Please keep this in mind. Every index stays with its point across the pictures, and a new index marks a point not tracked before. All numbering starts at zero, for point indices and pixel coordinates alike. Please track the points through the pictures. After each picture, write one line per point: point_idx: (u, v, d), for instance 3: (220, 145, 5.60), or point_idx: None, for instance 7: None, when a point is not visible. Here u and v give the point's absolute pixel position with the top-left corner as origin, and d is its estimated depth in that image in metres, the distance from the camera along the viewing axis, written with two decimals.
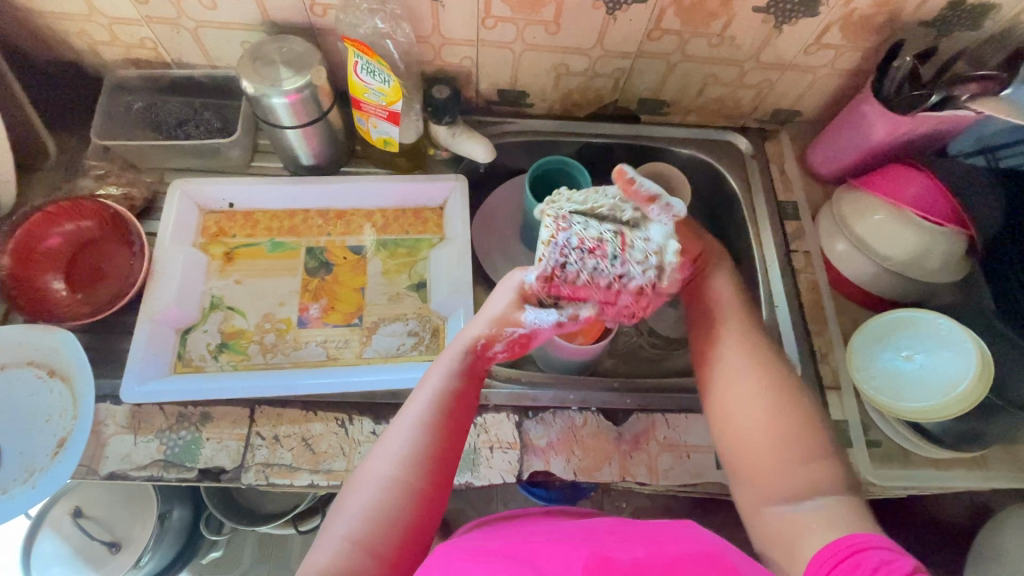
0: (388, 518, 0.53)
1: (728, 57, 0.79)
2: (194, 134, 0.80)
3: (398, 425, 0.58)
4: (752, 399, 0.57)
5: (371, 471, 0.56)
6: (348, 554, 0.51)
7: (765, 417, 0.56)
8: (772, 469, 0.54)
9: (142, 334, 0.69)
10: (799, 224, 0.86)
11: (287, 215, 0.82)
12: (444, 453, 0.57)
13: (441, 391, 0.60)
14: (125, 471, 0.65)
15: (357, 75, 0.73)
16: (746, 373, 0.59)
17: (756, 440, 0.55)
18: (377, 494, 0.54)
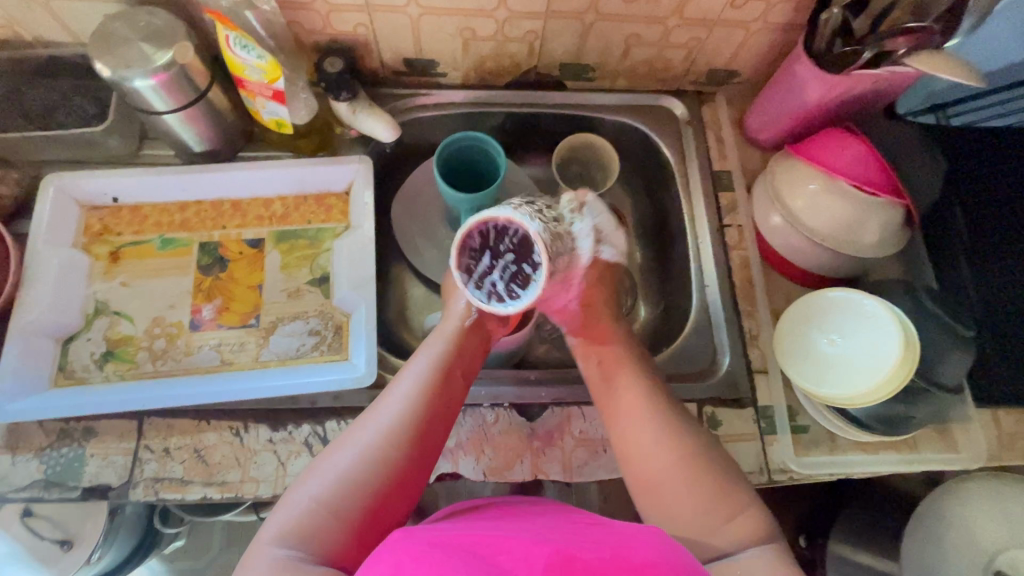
0: (364, 484, 0.51)
1: (648, 15, 0.71)
2: (67, 123, 0.73)
3: (389, 395, 0.57)
4: (653, 442, 0.57)
5: (356, 435, 0.54)
6: (314, 517, 0.50)
7: (671, 457, 0.56)
8: (671, 487, 0.55)
9: (13, 348, 0.64)
10: (733, 197, 0.80)
11: (178, 208, 0.76)
12: (430, 433, 0.56)
13: (433, 368, 0.59)
14: (3, 493, 0.61)
15: (232, 51, 0.65)
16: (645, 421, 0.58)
17: (671, 484, 0.55)
18: (355, 462, 0.52)
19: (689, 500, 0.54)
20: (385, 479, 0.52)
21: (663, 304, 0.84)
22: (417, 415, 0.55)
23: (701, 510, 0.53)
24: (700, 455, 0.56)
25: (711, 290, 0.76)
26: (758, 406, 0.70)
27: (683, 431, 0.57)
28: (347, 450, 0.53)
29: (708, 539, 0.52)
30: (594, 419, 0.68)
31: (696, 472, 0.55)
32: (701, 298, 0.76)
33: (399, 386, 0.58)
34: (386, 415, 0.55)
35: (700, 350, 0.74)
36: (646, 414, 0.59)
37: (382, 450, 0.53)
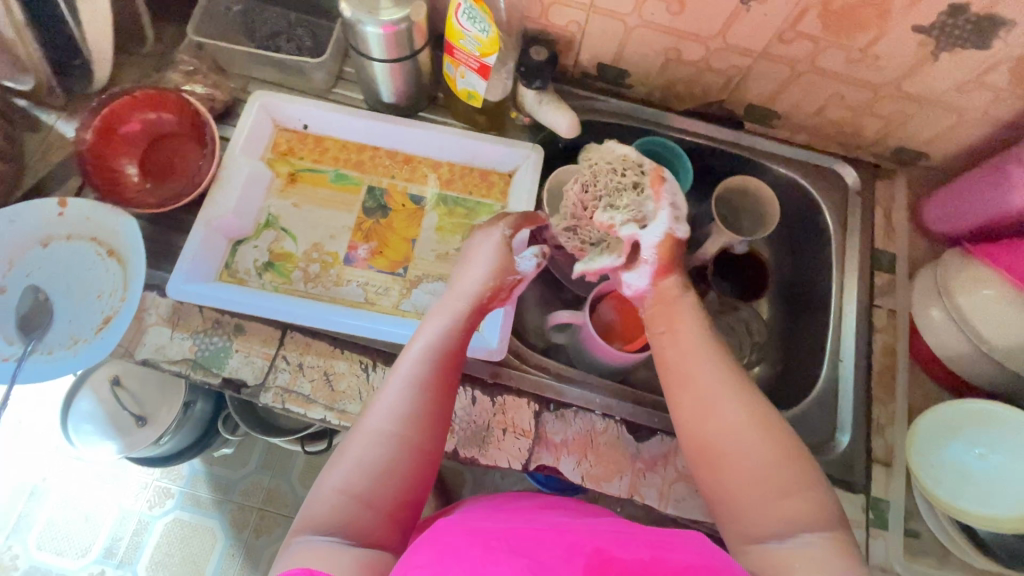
0: (388, 469, 0.53)
1: (864, 78, 0.70)
2: (284, 48, 0.79)
3: (391, 380, 0.58)
4: (721, 410, 0.55)
5: (364, 424, 0.56)
6: (345, 506, 0.51)
7: (735, 425, 0.54)
8: (725, 455, 0.53)
9: (196, 237, 0.70)
10: (890, 279, 0.78)
11: (356, 149, 0.80)
12: (440, 404, 0.57)
13: (434, 344, 0.60)
14: (157, 361, 0.67)
15: (457, 19, 0.68)
16: (716, 389, 0.56)
17: (728, 454, 0.53)
18: (375, 449, 0.53)
19: (734, 472, 0.52)
20: (406, 460, 0.53)
21: (782, 365, 0.82)
22: (422, 398, 0.56)
23: (755, 489, 0.51)
24: (738, 427, 0.53)
25: (844, 365, 0.74)
26: (871, 496, 0.67)
27: (726, 394, 0.55)
28: (362, 441, 0.54)
29: (755, 519, 0.50)
30: None
31: (759, 451, 0.52)
32: (832, 371, 0.74)
33: (400, 367, 0.59)
34: (392, 403, 0.56)
35: (819, 421, 0.72)
36: (696, 377, 0.57)
37: (392, 432, 0.54)
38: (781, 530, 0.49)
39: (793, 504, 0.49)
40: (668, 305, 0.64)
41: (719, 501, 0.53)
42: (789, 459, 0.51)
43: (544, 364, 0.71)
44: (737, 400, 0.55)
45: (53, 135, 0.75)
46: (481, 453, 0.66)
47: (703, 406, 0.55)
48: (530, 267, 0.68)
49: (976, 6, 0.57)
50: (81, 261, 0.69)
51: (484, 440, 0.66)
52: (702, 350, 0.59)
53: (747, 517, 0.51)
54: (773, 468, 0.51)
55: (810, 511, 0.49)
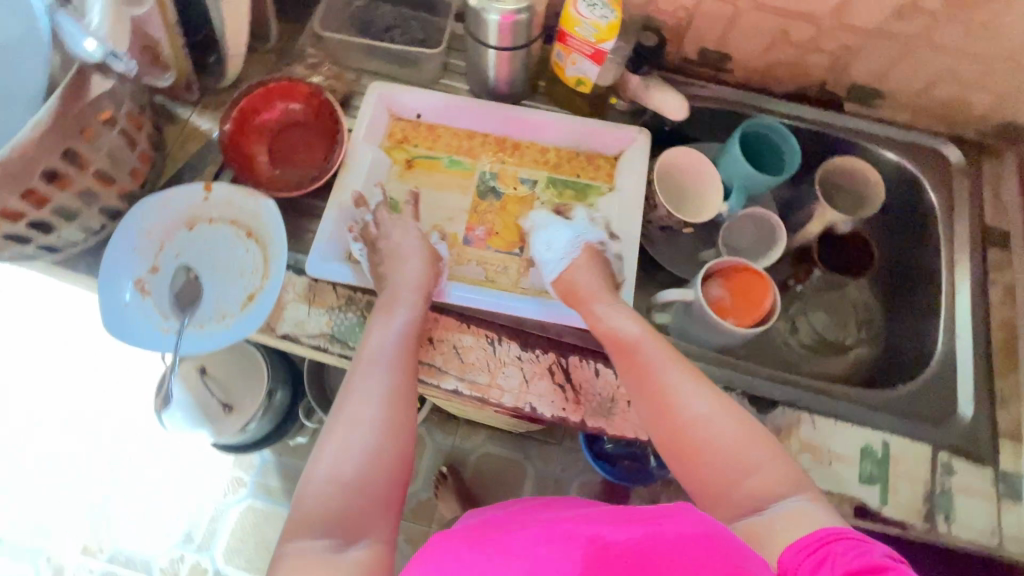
0: (372, 458, 0.56)
1: (981, 51, 0.71)
2: (399, 41, 0.83)
3: (357, 391, 0.60)
4: (698, 403, 0.59)
5: (339, 434, 0.57)
6: (331, 495, 0.54)
7: (705, 413, 0.58)
8: (703, 447, 0.57)
9: (329, 217, 0.74)
10: (1002, 254, 0.78)
11: (466, 135, 0.82)
12: (407, 398, 0.61)
13: (397, 342, 0.64)
14: (297, 335, 0.71)
15: (575, 7, 0.71)
16: (685, 384, 0.61)
17: (711, 446, 0.57)
18: (364, 441, 0.56)
19: (703, 458, 0.57)
20: (381, 444, 0.57)
21: (888, 343, 0.83)
22: (392, 392, 0.60)
23: (722, 465, 0.56)
24: (702, 417, 0.58)
25: (962, 340, 0.74)
26: (1001, 468, 0.67)
27: (691, 389, 0.60)
28: (342, 437, 0.57)
29: (731, 497, 0.55)
30: (824, 429, 0.68)
31: (729, 433, 0.57)
32: (950, 345, 0.74)
33: (370, 368, 0.62)
34: (365, 411, 0.58)
35: (938, 394, 0.72)
36: (644, 365, 0.63)
37: (371, 439, 0.57)
38: (757, 505, 0.54)
39: (762, 479, 0.54)
40: (590, 301, 0.69)
41: (702, 491, 0.57)
42: (746, 436, 0.57)
43: None
44: (698, 392, 0.60)
45: (188, 126, 0.79)
46: (608, 422, 0.68)
47: (677, 404, 0.60)
48: (551, 259, 0.73)
49: None
50: (224, 241, 0.74)
51: (610, 411, 0.68)
52: (667, 355, 0.63)
53: (725, 496, 0.55)
54: (745, 449, 0.56)
55: (781, 482, 0.54)
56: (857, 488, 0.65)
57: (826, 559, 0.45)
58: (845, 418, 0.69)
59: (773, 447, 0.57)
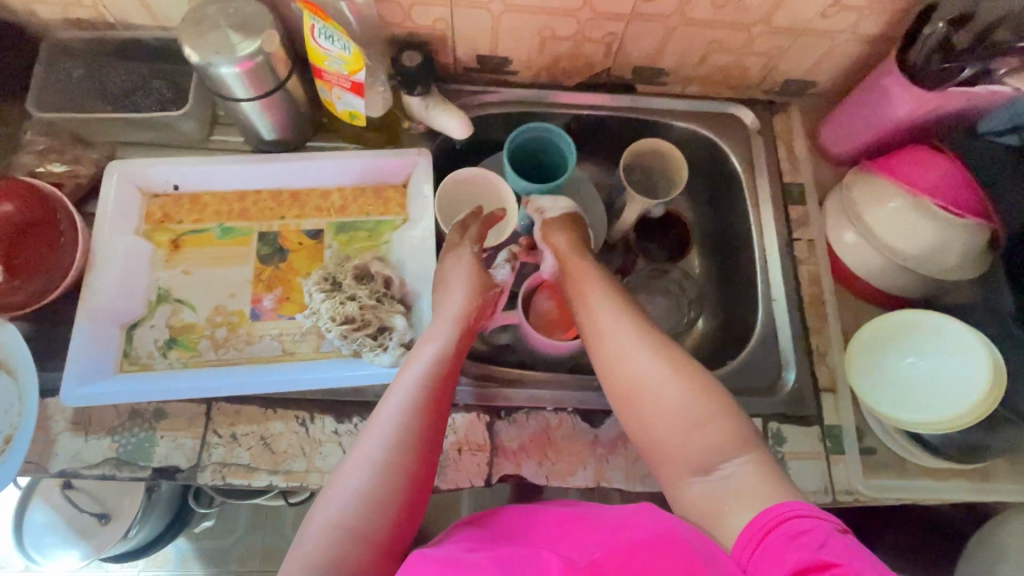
0: (383, 498, 0.51)
1: (735, 21, 0.69)
2: (143, 106, 0.73)
3: (375, 415, 0.56)
4: (638, 356, 0.59)
5: (353, 454, 0.54)
6: (339, 542, 0.49)
7: (649, 366, 0.58)
8: (653, 408, 0.56)
9: (82, 333, 0.65)
10: (804, 210, 0.79)
11: (237, 198, 0.75)
12: (427, 429, 0.56)
13: (426, 366, 0.59)
14: (76, 470, 0.62)
15: (315, 41, 0.64)
16: (631, 336, 0.60)
17: (663, 403, 0.56)
18: (370, 478, 0.52)
19: (656, 418, 0.56)
20: (393, 484, 0.52)
21: (724, 313, 0.83)
22: (410, 429, 0.54)
23: (680, 425, 0.55)
24: (652, 375, 0.57)
25: (778, 304, 0.75)
26: (825, 424, 0.68)
27: (638, 345, 0.59)
28: (354, 470, 0.52)
29: (679, 458, 0.54)
30: None
31: (676, 389, 0.56)
32: (767, 312, 0.75)
33: (392, 394, 0.57)
34: (385, 428, 0.54)
35: (764, 362, 0.73)
36: (606, 323, 0.62)
37: (387, 464, 0.53)
38: (706, 466, 0.53)
39: (715, 433, 0.53)
40: (577, 276, 0.67)
41: (651, 452, 0.57)
42: (701, 396, 0.55)
43: (487, 372, 0.69)
44: (647, 349, 0.59)
45: None
46: (440, 479, 0.64)
47: (628, 361, 0.59)
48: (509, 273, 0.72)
49: None
50: None
51: (441, 466, 0.64)
52: (617, 308, 0.63)
53: (674, 458, 0.54)
54: (695, 408, 0.55)
55: (733, 440, 0.53)
56: None
57: (772, 548, 0.45)
58: None
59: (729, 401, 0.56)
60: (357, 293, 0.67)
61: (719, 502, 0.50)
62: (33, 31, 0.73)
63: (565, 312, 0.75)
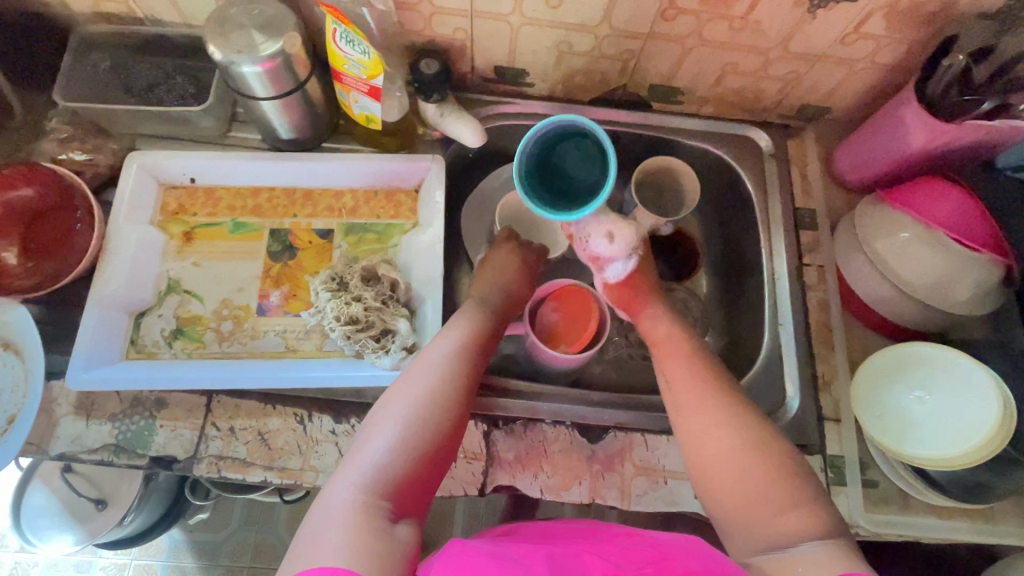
0: (421, 446, 0.50)
1: (752, 44, 0.70)
2: (166, 100, 0.75)
3: (411, 375, 0.56)
4: (720, 425, 0.54)
5: (390, 408, 0.53)
6: (376, 483, 0.47)
7: (731, 438, 0.53)
8: (732, 477, 0.51)
9: (91, 318, 0.65)
10: (814, 235, 0.79)
11: (251, 194, 0.76)
12: (468, 395, 0.56)
13: (462, 339, 0.61)
14: (76, 453, 0.63)
15: (335, 44, 0.65)
16: (714, 406, 0.56)
17: (744, 478, 0.51)
18: (407, 427, 0.51)
19: (733, 491, 0.51)
20: (431, 435, 0.51)
21: (730, 334, 0.82)
22: (447, 388, 0.55)
23: (755, 503, 0.49)
24: (737, 448, 0.52)
25: (785, 329, 0.74)
26: (827, 454, 0.67)
27: (719, 413, 0.55)
28: (391, 419, 0.52)
29: (755, 534, 0.49)
30: (656, 449, 0.67)
31: (758, 464, 0.51)
32: (773, 335, 0.74)
33: (429, 357, 0.58)
34: (422, 384, 0.54)
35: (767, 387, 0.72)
36: (686, 386, 0.59)
37: (427, 419, 0.52)
38: (783, 543, 0.47)
39: (796, 516, 0.48)
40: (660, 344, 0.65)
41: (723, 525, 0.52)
42: (786, 474, 0.50)
43: (488, 380, 0.69)
44: (732, 418, 0.54)
45: None
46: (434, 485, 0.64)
47: (717, 436, 0.54)
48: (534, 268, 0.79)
49: None
50: None
51: None
52: (708, 382, 0.58)
53: (747, 532, 0.49)
54: (775, 486, 0.50)
55: (816, 524, 0.47)
56: (692, 504, 0.65)
57: None
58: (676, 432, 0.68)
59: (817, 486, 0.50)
60: (362, 294, 0.68)
61: (787, 565, 0.45)
62: (64, 22, 0.75)
63: (570, 325, 0.75)
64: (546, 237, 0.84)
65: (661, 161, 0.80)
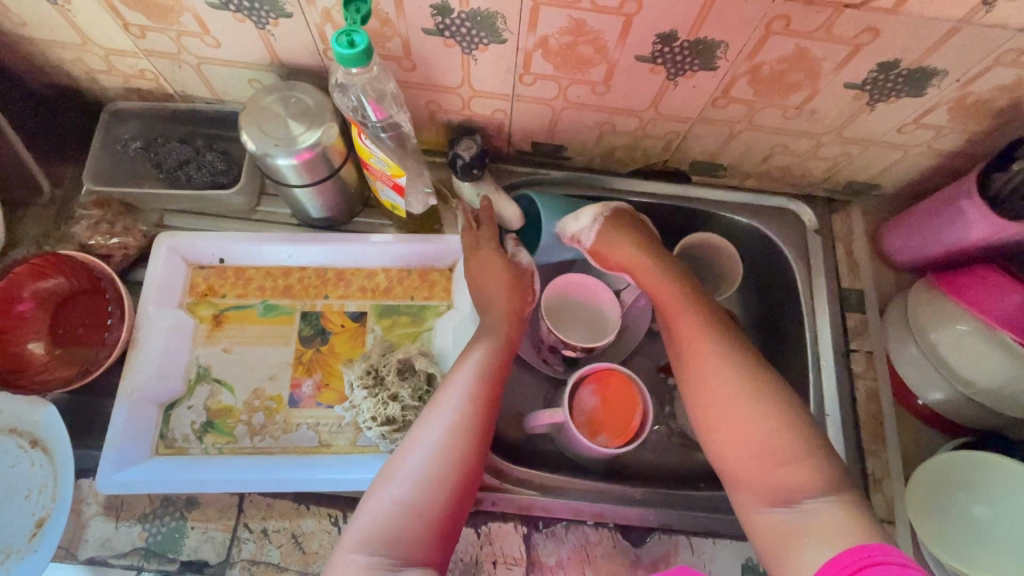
0: (429, 501, 0.52)
1: (804, 130, 0.67)
2: (196, 178, 0.72)
3: (419, 433, 0.56)
4: (726, 372, 0.59)
5: (398, 463, 0.55)
6: (388, 533, 0.50)
7: (734, 387, 0.58)
8: (739, 427, 0.56)
9: (120, 415, 0.64)
10: (862, 318, 0.76)
11: (282, 274, 0.74)
12: (481, 432, 0.57)
13: (473, 378, 0.61)
14: (105, 558, 0.61)
15: (360, 139, 0.61)
16: (717, 355, 0.60)
17: (752, 430, 0.55)
18: (416, 483, 0.53)
19: (737, 442, 0.56)
20: (442, 484, 0.53)
21: None
22: (461, 433, 0.56)
23: (760, 457, 0.54)
24: (739, 398, 0.57)
25: (833, 419, 0.71)
26: None
27: (724, 367, 0.59)
28: (399, 473, 0.54)
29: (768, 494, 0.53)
30: (702, 553, 0.64)
31: (761, 416, 0.56)
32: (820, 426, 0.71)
33: (438, 403, 0.59)
34: (428, 439, 0.56)
35: None
36: (695, 339, 0.62)
37: (435, 470, 0.54)
38: (782, 505, 0.53)
39: (795, 487, 0.53)
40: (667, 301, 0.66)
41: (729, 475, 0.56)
42: (788, 438, 0.54)
43: (528, 478, 0.67)
44: (738, 370, 0.59)
45: None
46: None
47: (715, 396, 0.58)
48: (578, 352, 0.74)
49: (906, 61, 0.55)
50: (0, 459, 0.62)
51: None
52: (715, 335, 0.62)
53: (748, 487, 0.55)
54: (777, 443, 0.54)
55: (816, 497, 0.52)
56: None
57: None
58: (722, 534, 0.66)
59: (838, 495, 0.51)
60: (400, 391, 0.66)
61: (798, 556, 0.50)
62: (94, 96, 0.74)
63: (611, 414, 0.71)
64: (590, 327, 0.78)
65: (699, 237, 0.77)
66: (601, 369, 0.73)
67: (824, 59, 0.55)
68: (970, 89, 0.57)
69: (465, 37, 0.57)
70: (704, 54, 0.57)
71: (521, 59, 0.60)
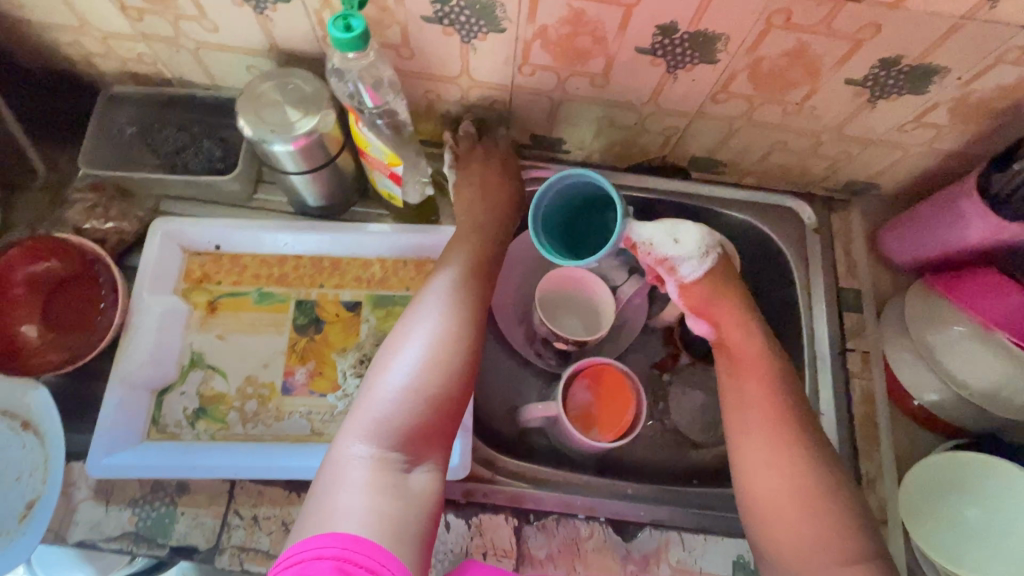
0: (432, 392, 0.52)
1: (804, 127, 0.67)
2: (191, 164, 0.72)
3: (413, 329, 0.56)
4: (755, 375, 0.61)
5: (394, 360, 0.54)
6: (391, 426, 0.50)
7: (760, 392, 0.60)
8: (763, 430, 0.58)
9: (113, 400, 0.64)
10: (859, 318, 0.75)
11: (277, 262, 0.74)
12: (475, 327, 0.57)
13: (463, 282, 0.61)
14: (94, 542, 0.61)
15: (358, 127, 0.61)
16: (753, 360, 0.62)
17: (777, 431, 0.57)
18: (416, 375, 0.52)
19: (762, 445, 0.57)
20: (441, 377, 0.53)
21: None
22: (457, 328, 0.56)
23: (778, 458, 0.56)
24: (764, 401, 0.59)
25: (828, 418, 0.71)
26: None
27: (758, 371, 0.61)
28: (396, 367, 0.53)
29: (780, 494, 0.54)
30: (694, 549, 0.64)
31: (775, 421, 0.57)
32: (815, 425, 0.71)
33: (432, 303, 0.58)
34: (424, 336, 0.55)
35: None
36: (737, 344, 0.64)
37: (433, 364, 0.53)
38: None
39: None
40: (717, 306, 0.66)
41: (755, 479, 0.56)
42: None
43: (519, 470, 0.67)
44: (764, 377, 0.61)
45: None
46: None
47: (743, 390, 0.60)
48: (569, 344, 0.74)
49: (908, 58, 0.54)
50: None
51: None
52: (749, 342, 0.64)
53: None
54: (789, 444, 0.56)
55: None
56: None
57: None
58: (713, 531, 0.65)
59: None
60: None
61: None
62: (92, 80, 0.73)
63: (603, 408, 0.72)
64: (585, 322, 0.77)
65: None
66: (594, 364, 0.73)
67: (824, 55, 0.55)
68: (971, 87, 0.57)
69: (463, 25, 0.57)
70: (704, 47, 0.56)
71: (520, 49, 0.59)
